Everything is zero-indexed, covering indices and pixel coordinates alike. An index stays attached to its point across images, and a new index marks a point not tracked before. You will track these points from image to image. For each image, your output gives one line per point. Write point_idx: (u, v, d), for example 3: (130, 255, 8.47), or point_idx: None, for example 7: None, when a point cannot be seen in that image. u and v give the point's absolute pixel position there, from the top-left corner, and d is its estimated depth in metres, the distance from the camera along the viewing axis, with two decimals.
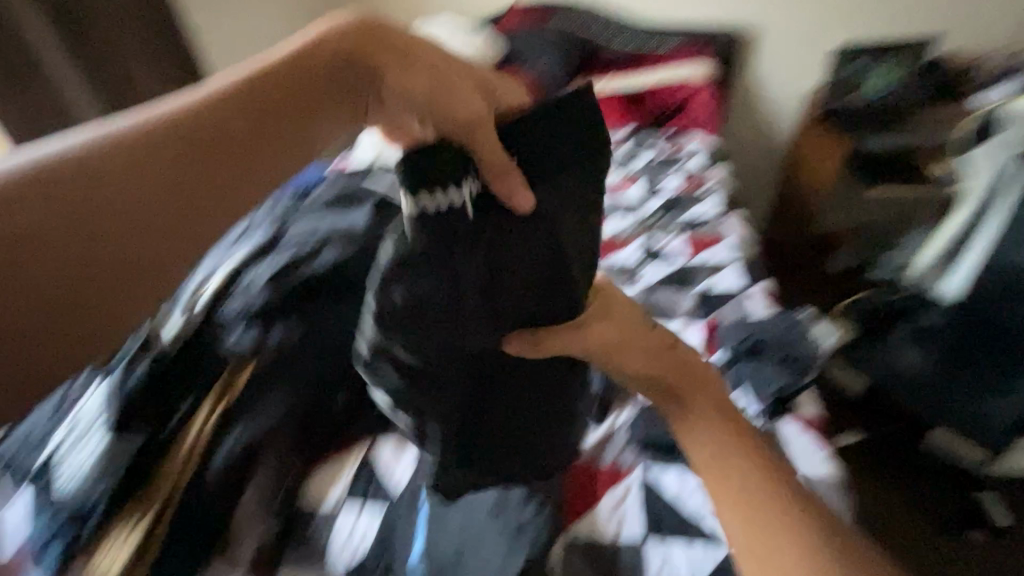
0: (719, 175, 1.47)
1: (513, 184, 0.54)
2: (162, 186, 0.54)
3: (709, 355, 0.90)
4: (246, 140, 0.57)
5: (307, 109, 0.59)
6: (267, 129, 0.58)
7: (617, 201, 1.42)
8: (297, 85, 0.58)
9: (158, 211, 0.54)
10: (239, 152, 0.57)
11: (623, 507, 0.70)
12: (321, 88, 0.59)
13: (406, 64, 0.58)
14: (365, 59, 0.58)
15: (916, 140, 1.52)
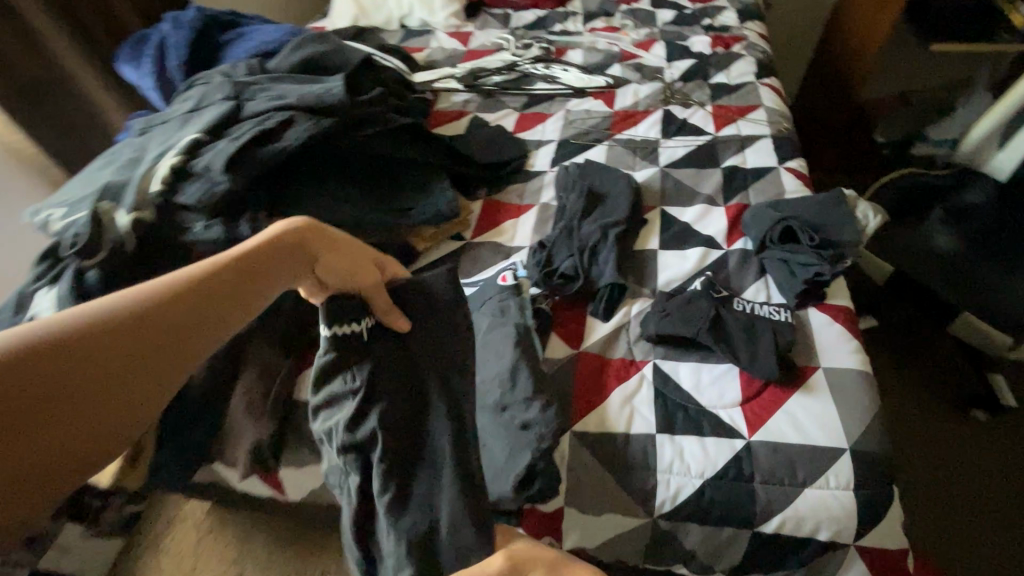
0: (753, 35, 1.27)
1: (394, 312, 0.59)
2: (178, 337, 0.41)
3: (728, 243, 0.82)
4: (240, 300, 0.46)
5: (291, 272, 0.51)
6: (259, 285, 0.47)
7: (635, 66, 1.22)
8: (283, 252, 0.50)
9: (105, 400, 0.38)
10: (233, 308, 0.45)
11: (634, 401, 0.66)
12: (300, 256, 0.52)
13: (338, 251, 0.55)
14: (329, 249, 0.55)
15: None
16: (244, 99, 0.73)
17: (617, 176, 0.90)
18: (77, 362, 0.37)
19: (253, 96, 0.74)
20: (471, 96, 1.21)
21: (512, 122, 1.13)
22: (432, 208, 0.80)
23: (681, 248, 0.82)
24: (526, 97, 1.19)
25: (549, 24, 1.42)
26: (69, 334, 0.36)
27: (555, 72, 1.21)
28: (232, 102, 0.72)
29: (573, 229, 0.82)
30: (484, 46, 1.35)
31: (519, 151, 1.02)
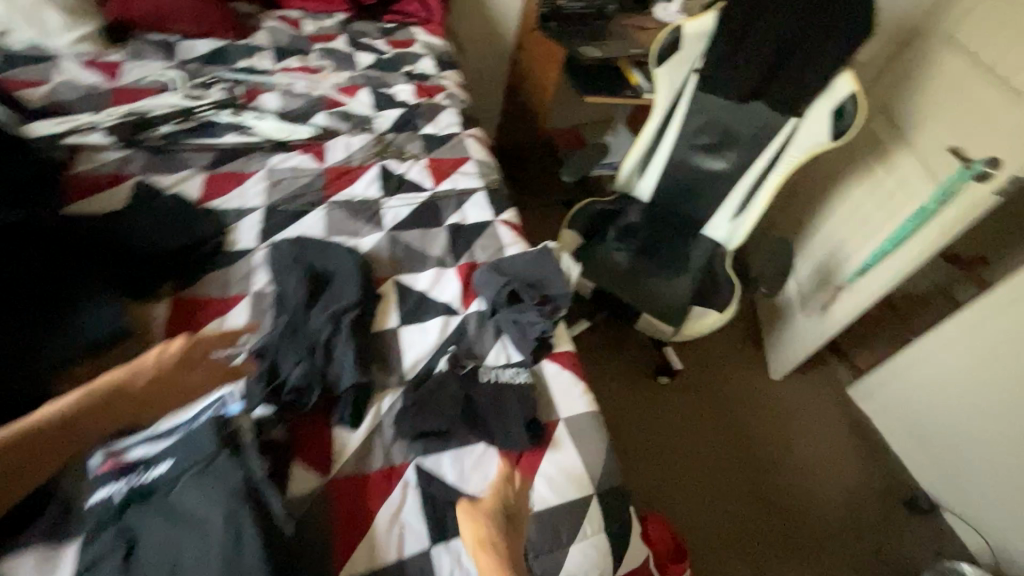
0: (450, 82, 1.35)
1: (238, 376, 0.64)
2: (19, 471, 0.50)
3: (467, 307, 0.83)
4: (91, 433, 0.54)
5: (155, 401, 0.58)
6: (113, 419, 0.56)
7: (342, 114, 1.14)
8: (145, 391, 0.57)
9: None
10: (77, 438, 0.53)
11: (402, 515, 0.61)
12: (159, 386, 0.58)
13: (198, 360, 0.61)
14: (187, 370, 0.60)
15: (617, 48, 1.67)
16: None
17: (340, 252, 0.82)
18: None
19: None
20: (129, 152, 0.94)
21: (196, 186, 0.92)
22: (80, 338, 0.64)
23: (423, 323, 0.80)
24: (212, 152, 0.98)
25: (230, 59, 1.21)
26: None
27: (245, 120, 1.04)
28: None
29: (299, 326, 0.71)
30: (142, 83, 1.07)
31: (212, 227, 0.84)
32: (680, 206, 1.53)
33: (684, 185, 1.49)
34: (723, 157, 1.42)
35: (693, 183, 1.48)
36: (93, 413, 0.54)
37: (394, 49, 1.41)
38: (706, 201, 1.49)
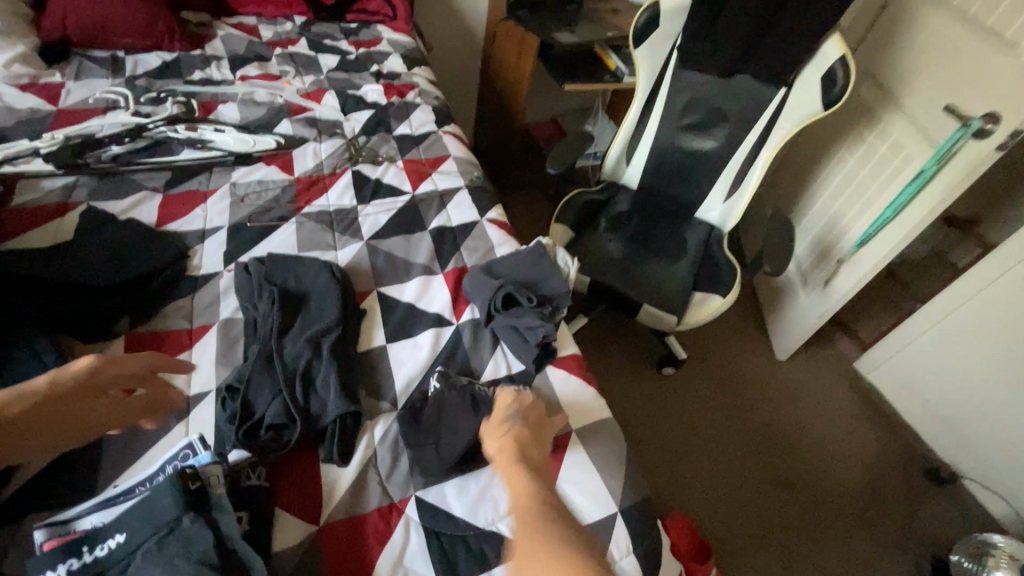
0: (423, 79, 1.28)
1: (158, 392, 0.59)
2: None
3: (460, 316, 0.76)
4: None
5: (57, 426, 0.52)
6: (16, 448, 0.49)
7: (308, 120, 1.07)
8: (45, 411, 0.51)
9: None
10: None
11: (406, 560, 0.54)
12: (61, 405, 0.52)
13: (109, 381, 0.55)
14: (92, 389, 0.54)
15: (592, 33, 1.62)
16: None
17: (317, 266, 0.75)
18: None
19: None
20: (77, 180, 0.86)
21: (151, 211, 0.84)
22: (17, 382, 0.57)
23: (412, 337, 0.73)
24: (168, 169, 0.91)
25: (183, 70, 1.13)
26: None
27: (204, 133, 0.95)
28: None
29: (273, 355, 0.63)
30: (85, 103, 0.99)
31: (171, 251, 0.76)
32: (672, 190, 1.46)
33: (675, 168, 1.42)
34: (711, 135, 1.36)
35: (684, 164, 1.41)
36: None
37: (358, 49, 1.33)
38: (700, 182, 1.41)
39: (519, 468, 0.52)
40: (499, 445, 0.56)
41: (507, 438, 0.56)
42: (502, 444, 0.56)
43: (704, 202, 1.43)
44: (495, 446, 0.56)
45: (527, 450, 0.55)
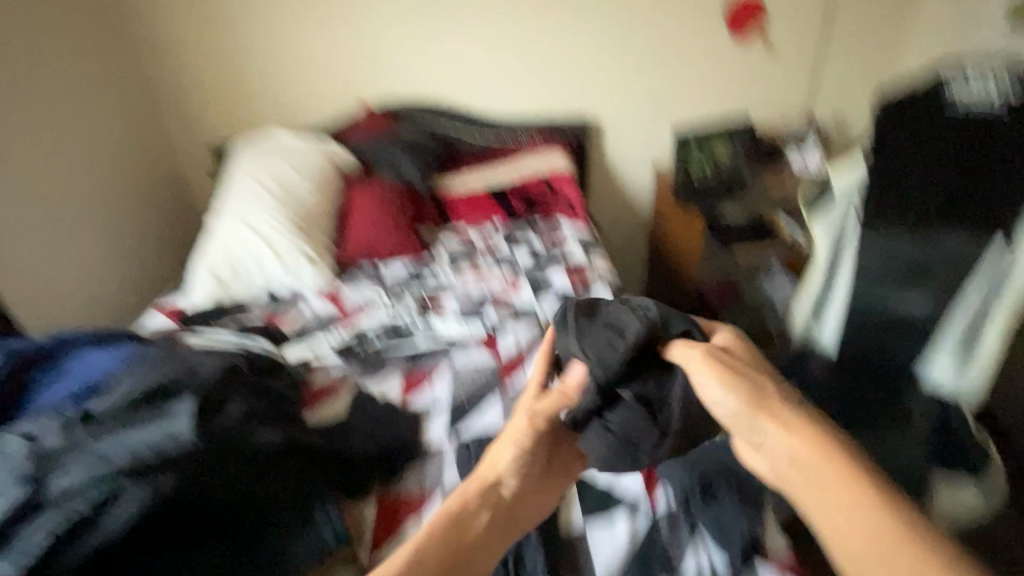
0: (602, 262, 1.49)
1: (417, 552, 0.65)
2: None
3: (651, 497, 0.79)
4: None
5: None
6: None
7: (510, 308, 1.29)
8: None
9: None
10: None
11: None
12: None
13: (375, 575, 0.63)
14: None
15: (758, 205, 1.73)
16: (49, 472, 0.61)
17: None
18: None
19: (62, 464, 0.62)
20: (348, 367, 1.13)
21: (395, 386, 1.07)
22: (314, 541, 0.70)
23: (607, 520, 0.77)
24: (408, 353, 1.16)
25: (420, 274, 1.50)
26: None
27: (435, 324, 1.24)
28: (31, 483, 0.59)
29: None
30: (358, 305, 1.36)
31: (407, 425, 0.95)
32: None
33: None
34: None
35: None
36: None
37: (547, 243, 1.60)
38: None
39: (787, 421, 0.63)
40: (738, 405, 0.66)
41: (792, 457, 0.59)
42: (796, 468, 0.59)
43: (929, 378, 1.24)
44: (728, 407, 0.67)
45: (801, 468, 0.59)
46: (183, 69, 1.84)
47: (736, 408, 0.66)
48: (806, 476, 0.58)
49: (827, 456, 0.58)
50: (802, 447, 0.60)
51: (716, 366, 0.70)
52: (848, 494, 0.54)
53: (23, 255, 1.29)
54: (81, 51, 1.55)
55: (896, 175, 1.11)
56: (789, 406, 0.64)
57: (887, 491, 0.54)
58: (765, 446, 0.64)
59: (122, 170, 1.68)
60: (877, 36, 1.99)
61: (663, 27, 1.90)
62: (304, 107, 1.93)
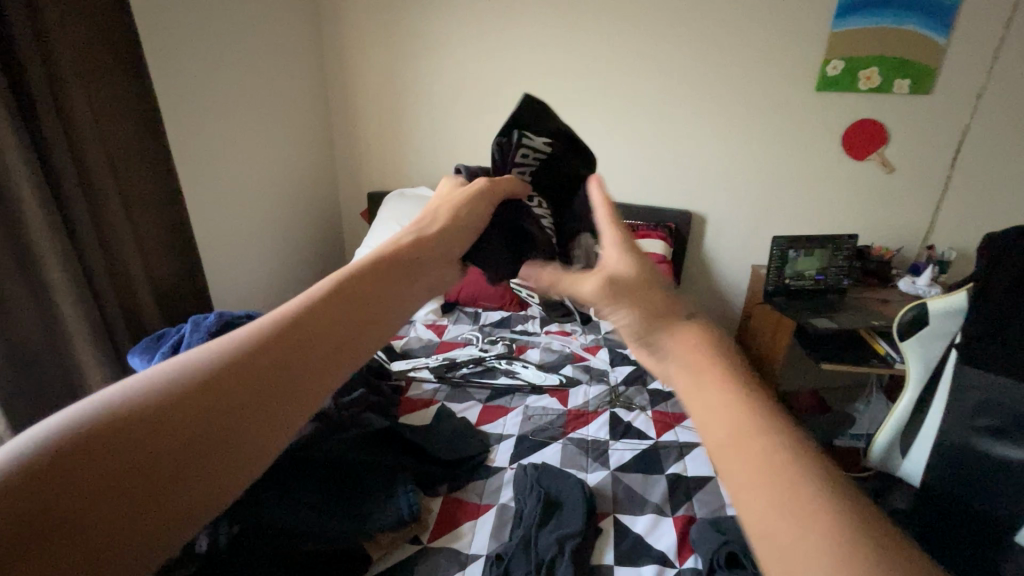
0: None
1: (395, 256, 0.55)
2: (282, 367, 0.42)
3: (681, 560, 0.85)
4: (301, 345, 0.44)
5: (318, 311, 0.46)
6: (321, 335, 0.45)
7: (584, 367, 1.43)
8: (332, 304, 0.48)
9: (211, 426, 0.38)
10: (301, 348, 0.44)
11: None
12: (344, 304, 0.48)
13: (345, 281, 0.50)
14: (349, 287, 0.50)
15: (855, 319, 1.71)
16: None
17: (570, 482, 0.97)
18: (207, 404, 0.38)
19: None
20: (439, 385, 1.33)
21: (475, 413, 1.23)
22: (394, 511, 0.86)
23: (635, 566, 0.84)
24: (489, 389, 1.32)
25: (512, 323, 1.70)
26: (185, 392, 0.38)
27: (516, 367, 1.39)
28: None
29: (530, 541, 0.84)
30: (455, 338, 1.59)
31: (478, 442, 1.11)
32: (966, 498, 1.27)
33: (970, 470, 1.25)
34: (1020, 445, 1.18)
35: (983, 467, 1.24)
36: (276, 337, 0.43)
37: None
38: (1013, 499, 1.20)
39: None
40: None
41: None
42: None
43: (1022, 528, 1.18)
44: None
45: None
46: (359, 128, 2.30)
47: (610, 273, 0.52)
48: (677, 368, 0.41)
49: None
50: (676, 338, 0.42)
51: (625, 260, 0.53)
52: (704, 389, 0.38)
53: (226, 258, 1.71)
54: (293, 106, 2.04)
55: (1000, 317, 1.14)
56: (661, 292, 0.48)
57: (772, 405, 0.37)
58: (640, 342, 0.45)
59: (301, 202, 2.14)
60: (1008, 168, 1.95)
61: (775, 139, 2.02)
62: (444, 169, 2.30)
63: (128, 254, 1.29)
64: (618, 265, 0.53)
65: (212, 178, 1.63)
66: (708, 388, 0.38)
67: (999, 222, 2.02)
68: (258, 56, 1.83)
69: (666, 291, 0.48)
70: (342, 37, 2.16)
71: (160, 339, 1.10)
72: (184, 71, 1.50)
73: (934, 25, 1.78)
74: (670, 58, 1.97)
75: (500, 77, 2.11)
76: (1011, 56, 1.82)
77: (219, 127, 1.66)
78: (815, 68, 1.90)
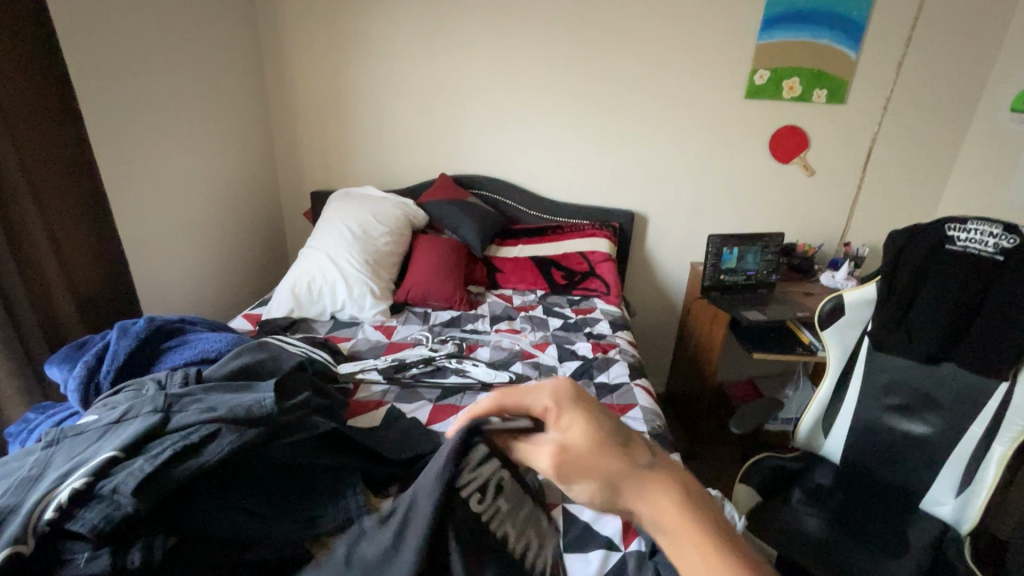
0: (625, 339, 1.65)
1: None
2: None
3: (626, 544, 0.89)
4: None
5: None
6: None
7: (534, 364, 1.46)
8: None
9: None
10: None
11: None
12: None
13: None
14: None
15: (783, 311, 1.83)
16: (177, 412, 0.84)
17: None
18: None
19: (186, 407, 0.85)
20: (388, 386, 1.31)
21: (425, 413, 1.22)
22: (341, 515, 0.84)
23: (584, 551, 0.88)
24: (440, 388, 1.32)
25: (461, 322, 1.71)
26: None
27: (466, 366, 1.40)
28: (164, 415, 0.83)
29: None
30: (405, 339, 1.58)
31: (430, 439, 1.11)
32: (878, 470, 1.40)
33: (881, 445, 1.39)
34: (923, 420, 1.33)
35: (891, 440, 1.37)
36: None
37: (577, 315, 1.81)
38: (917, 468, 1.34)
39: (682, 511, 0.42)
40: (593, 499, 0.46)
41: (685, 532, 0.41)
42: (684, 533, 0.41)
43: (929, 494, 1.32)
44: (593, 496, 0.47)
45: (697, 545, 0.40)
46: (300, 126, 2.23)
47: (569, 444, 0.50)
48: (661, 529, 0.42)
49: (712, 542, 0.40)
50: (661, 495, 0.43)
51: (579, 424, 0.50)
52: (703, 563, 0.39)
53: (155, 261, 1.62)
54: (228, 101, 1.95)
55: (904, 305, 1.28)
56: (622, 444, 0.48)
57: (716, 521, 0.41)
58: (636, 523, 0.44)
59: (239, 202, 2.05)
60: (910, 172, 2.16)
61: (709, 142, 2.13)
62: (390, 169, 2.27)
63: (43, 256, 1.20)
64: (571, 431, 0.50)
65: (137, 174, 1.54)
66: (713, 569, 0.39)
67: (904, 220, 2.23)
68: (189, 49, 1.74)
69: (625, 449, 0.48)
70: (281, 32, 2.09)
71: (82, 347, 1.04)
72: (105, 61, 1.41)
73: (847, 40, 1.95)
74: (611, 64, 2.04)
75: (446, 77, 2.11)
76: (911, 71, 2.02)
77: (145, 122, 1.56)
78: (744, 77, 2.03)
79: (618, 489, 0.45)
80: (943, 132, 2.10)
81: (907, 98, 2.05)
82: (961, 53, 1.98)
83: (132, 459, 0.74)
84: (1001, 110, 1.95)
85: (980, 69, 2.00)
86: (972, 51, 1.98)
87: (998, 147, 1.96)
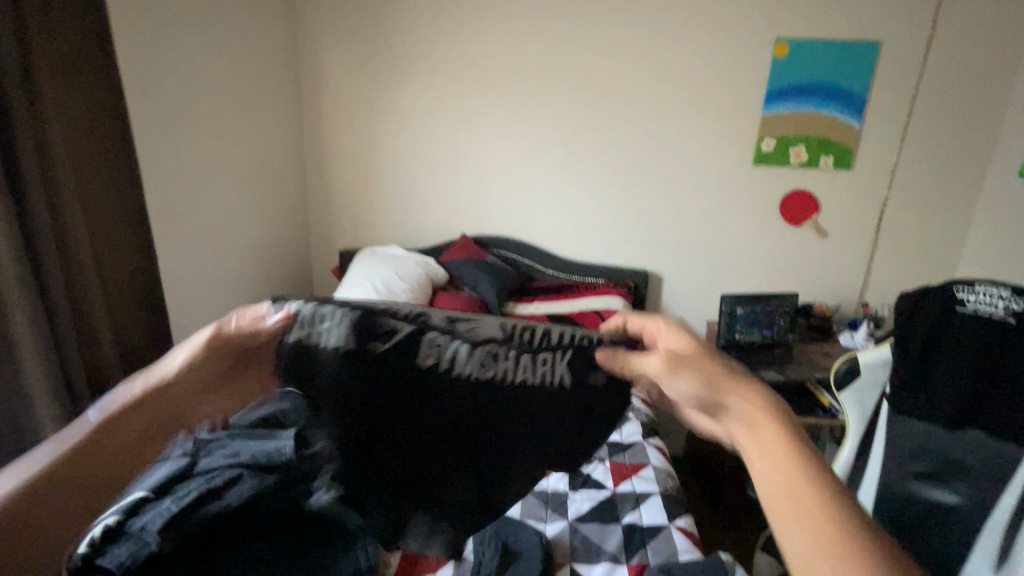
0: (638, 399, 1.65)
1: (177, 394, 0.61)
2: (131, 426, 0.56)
3: None
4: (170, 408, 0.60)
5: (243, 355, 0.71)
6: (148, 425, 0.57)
7: None
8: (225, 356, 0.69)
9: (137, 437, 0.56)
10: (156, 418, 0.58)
11: None
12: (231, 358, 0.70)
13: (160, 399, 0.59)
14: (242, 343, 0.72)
15: (802, 371, 1.81)
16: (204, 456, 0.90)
17: (529, 534, 1.00)
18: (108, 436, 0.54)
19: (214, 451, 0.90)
20: None
21: None
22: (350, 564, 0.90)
23: None
24: None
25: None
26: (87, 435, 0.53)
27: None
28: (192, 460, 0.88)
29: None
30: None
31: None
32: (910, 541, 1.35)
33: (912, 515, 1.34)
34: (951, 489, 1.29)
35: (921, 511, 1.33)
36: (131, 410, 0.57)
37: None
38: (950, 539, 1.30)
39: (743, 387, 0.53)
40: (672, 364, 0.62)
41: (750, 394, 0.51)
42: (744, 402, 0.51)
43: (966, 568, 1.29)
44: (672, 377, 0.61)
45: (772, 430, 0.48)
46: (332, 191, 2.41)
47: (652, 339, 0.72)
48: (739, 413, 0.51)
49: (771, 420, 0.49)
50: (735, 400, 0.52)
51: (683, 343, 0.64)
52: (779, 450, 0.46)
53: (193, 312, 1.74)
54: (269, 169, 2.14)
55: (921, 368, 1.27)
56: (718, 360, 0.59)
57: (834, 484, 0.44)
58: (707, 408, 0.55)
59: (272, 261, 2.19)
60: (925, 234, 2.18)
61: (721, 206, 2.21)
62: (414, 230, 2.41)
63: (93, 305, 1.34)
64: (681, 347, 0.64)
65: (183, 237, 1.69)
66: (810, 503, 0.42)
67: (922, 282, 2.22)
68: (240, 125, 1.95)
69: (714, 365, 0.58)
70: (323, 108, 2.31)
71: None
72: (166, 136, 1.60)
73: (849, 111, 2.04)
74: (623, 134, 2.18)
75: (469, 145, 2.27)
76: (915, 138, 2.09)
77: (195, 188, 1.73)
78: (752, 145, 2.13)
79: (701, 365, 0.58)
80: (954, 196, 2.13)
81: (916, 165, 2.11)
82: (964, 123, 2.05)
83: (162, 500, 0.79)
84: (1009, 176, 1.99)
85: (984, 137, 2.07)
86: (974, 120, 2.05)
87: (1009, 210, 1.98)
